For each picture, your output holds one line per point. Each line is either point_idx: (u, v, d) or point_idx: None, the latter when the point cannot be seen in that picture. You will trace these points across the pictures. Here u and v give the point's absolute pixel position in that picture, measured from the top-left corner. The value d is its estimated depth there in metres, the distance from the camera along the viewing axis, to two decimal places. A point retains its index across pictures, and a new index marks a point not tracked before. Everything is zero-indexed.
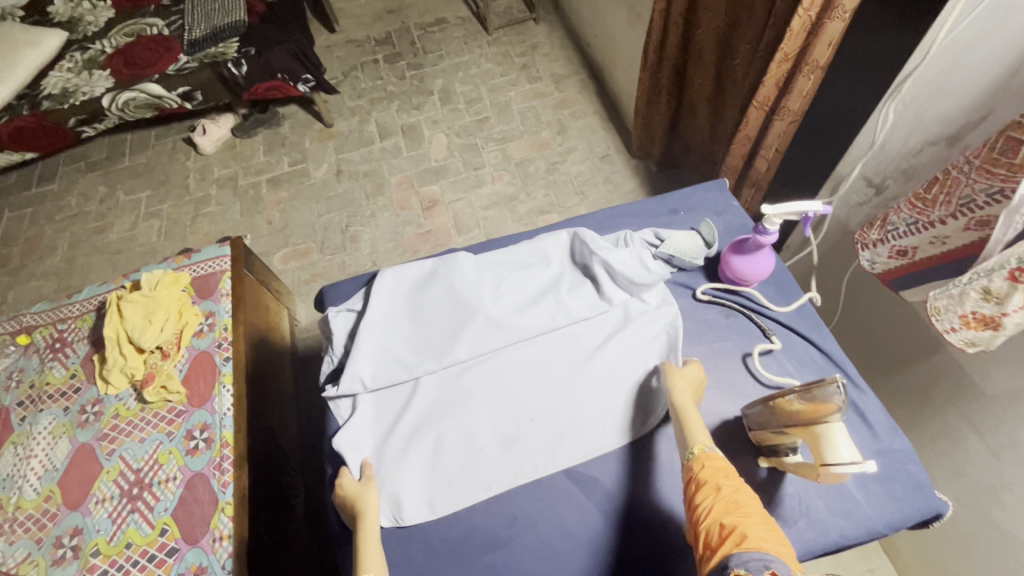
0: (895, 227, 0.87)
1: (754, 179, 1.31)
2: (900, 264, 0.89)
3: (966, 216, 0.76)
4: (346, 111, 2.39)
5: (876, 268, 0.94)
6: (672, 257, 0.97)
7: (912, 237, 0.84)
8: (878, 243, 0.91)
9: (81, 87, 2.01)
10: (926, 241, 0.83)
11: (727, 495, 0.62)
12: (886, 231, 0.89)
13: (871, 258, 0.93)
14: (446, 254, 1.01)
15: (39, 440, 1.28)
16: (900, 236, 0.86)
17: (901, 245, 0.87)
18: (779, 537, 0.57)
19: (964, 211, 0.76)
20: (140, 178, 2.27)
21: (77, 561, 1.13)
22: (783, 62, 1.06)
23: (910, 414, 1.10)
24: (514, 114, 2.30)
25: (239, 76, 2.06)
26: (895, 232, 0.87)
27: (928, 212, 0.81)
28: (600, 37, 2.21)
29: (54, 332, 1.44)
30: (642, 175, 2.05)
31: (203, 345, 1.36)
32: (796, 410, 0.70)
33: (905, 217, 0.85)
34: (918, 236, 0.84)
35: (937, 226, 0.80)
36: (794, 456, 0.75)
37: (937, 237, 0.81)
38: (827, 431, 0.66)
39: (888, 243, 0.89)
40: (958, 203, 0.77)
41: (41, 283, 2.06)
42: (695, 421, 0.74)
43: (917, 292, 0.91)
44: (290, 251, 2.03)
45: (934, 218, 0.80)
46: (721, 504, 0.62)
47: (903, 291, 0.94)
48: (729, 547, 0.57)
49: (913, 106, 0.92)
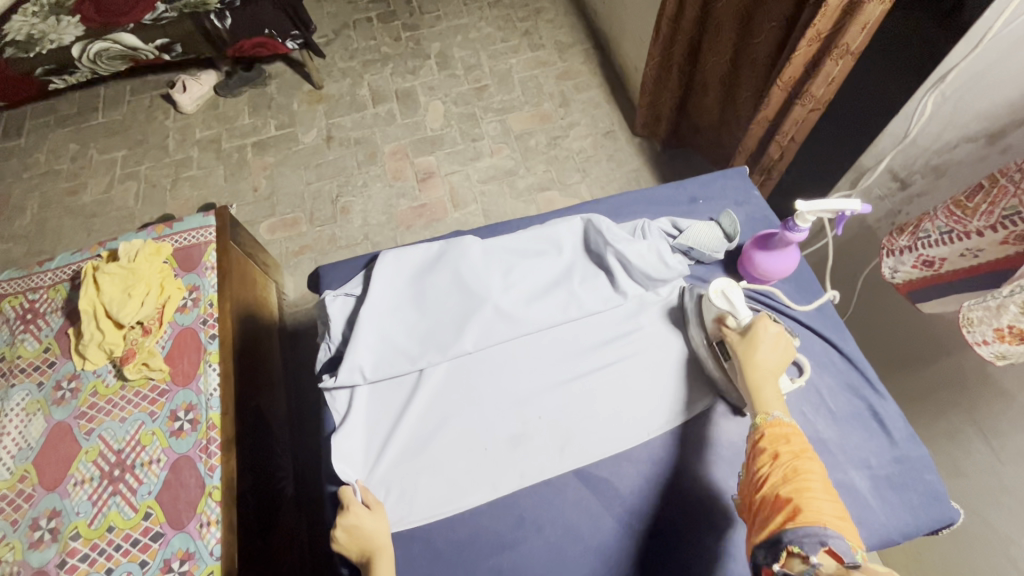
0: (926, 235, 0.83)
1: (768, 167, 1.29)
2: (926, 275, 0.86)
3: (1006, 229, 0.73)
4: (337, 72, 2.25)
5: (897, 276, 0.91)
6: (691, 250, 0.92)
7: (943, 247, 0.81)
8: (904, 251, 0.87)
9: (47, 34, 1.84)
10: (957, 252, 0.80)
11: (786, 463, 0.60)
12: (916, 238, 0.85)
13: (894, 266, 0.90)
14: (452, 238, 0.95)
15: (12, 417, 1.21)
16: (931, 245, 0.83)
17: (929, 254, 0.84)
18: (841, 510, 0.56)
19: (1005, 223, 0.73)
20: (115, 136, 2.13)
21: (55, 544, 1.08)
22: (813, 41, 0.99)
23: (917, 412, 1.09)
24: (515, 83, 2.19)
25: (223, 30, 1.90)
26: (926, 240, 0.83)
27: (965, 222, 0.78)
28: (609, 5, 2.10)
29: (25, 302, 1.35)
30: (647, 154, 1.99)
31: (187, 321, 1.29)
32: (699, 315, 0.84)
33: (939, 225, 0.81)
34: (949, 246, 0.80)
35: (973, 237, 0.77)
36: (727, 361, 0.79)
37: (970, 249, 0.78)
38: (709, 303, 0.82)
39: (916, 251, 0.85)
40: (1000, 215, 0.73)
41: (10, 245, 1.94)
42: (763, 383, 0.69)
43: (937, 303, 0.89)
44: (278, 221, 1.93)
45: (970, 229, 0.77)
46: (779, 474, 0.60)
47: (922, 302, 0.91)
48: (781, 519, 0.56)
49: (953, 99, 0.87)
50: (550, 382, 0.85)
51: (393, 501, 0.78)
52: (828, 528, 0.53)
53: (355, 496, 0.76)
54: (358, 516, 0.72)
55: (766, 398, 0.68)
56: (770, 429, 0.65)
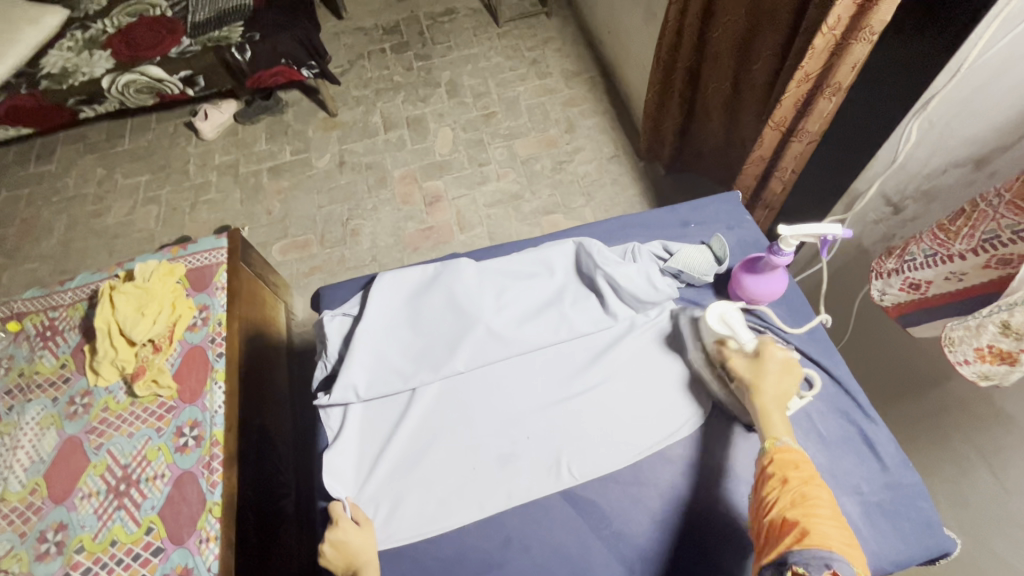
0: (913, 258, 0.84)
1: (770, 201, 1.29)
2: (913, 298, 0.86)
3: (987, 253, 0.73)
4: (351, 100, 2.35)
5: (886, 300, 0.91)
6: (681, 273, 0.93)
7: (929, 270, 0.81)
8: (892, 274, 0.88)
9: (81, 67, 1.98)
10: (942, 275, 0.80)
11: (794, 488, 0.60)
12: (903, 261, 0.86)
13: (882, 289, 0.90)
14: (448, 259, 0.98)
15: (27, 430, 1.26)
16: (916, 268, 0.83)
17: (915, 277, 0.84)
18: (847, 537, 0.56)
19: (987, 247, 0.73)
20: (140, 162, 2.23)
21: (60, 557, 1.11)
22: (802, 83, 1.02)
23: (921, 439, 1.07)
24: (522, 110, 2.26)
25: (243, 62, 2.00)
26: (912, 263, 0.84)
27: (948, 245, 0.78)
28: (613, 34, 2.16)
29: (45, 320, 1.41)
30: (651, 178, 2.01)
31: (196, 340, 1.34)
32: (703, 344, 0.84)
33: (924, 248, 0.82)
34: (934, 269, 0.80)
35: (956, 261, 0.77)
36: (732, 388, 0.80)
37: (954, 273, 0.78)
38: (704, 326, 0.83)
39: (902, 274, 0.86)
40: (981, 238, 0.73)
41: (36, 265, 2.03)
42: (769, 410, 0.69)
43: (925, 327, 0.89)
44: (290, 243, 1.99)
45: (953, 252, 0.77)
46: (786, 498, 0.60)
47: (912, 327, 0.91)
48: (788, 542, 0.56)
49: (939, 126, 0.88)
50: (540, 402, 0.86)
51: (382, 519, 0.79)
52: (836, 553, 0.54)
53: (344, 513, 0.77)
54: (347, 534, 0.74)
55: (772, 425, 0.68)
56: (779, 454, 0.64)
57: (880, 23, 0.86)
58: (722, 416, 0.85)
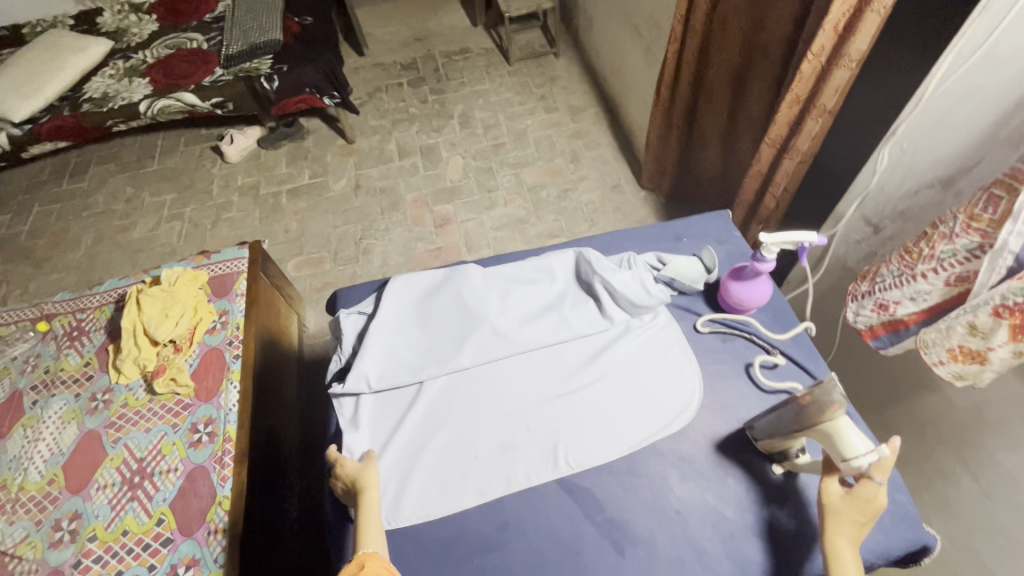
0: (882, 279, 0.90)
1: (765, 217, 1.38)
2: (884, 319, 0.92)
3: (947, 270, 0.79)
4: (369, 129, 2.49)
5: (861, 321, 0.96)
6: (673, 281, 1.00)
7: (896, 290, 0.87)
8: (865, 295, 0.94)
9: (120, 93, 2.13)
10: (908, 296, 0.86)
11: None
12: (875, 283, 0.92)
13: (856, 311, 0.96)
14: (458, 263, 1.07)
15: (49, 424, 1.31)
16: (886, 289, 0.89)
17: (885, 298, 0.90)
18: None
19: (946, 265, 0.79)
20: (167, 182, 2.36)
21: (73, 545, 1.15)
22: (794, 103, 1.13)
23: (908, 451, 1.10)
24: (530, 141, 2.38)
25: (270, 91, 2.15)
26: (883, 284, 0.90)
27: (913, 266, 0.84)
28: (617, 73, 2.31)
29: (73, 321, 1.49)
30: (651, 206, 2.11)
31: (214, 342, 1.41)
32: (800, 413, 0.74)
33: (893, 269, 0.88)
34: (901, 290, 0.87)
35: (921, 279, 0.83)
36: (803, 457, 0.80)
37: (920, 292, 0.84)
38: (834, 427, 0.68)
39: (874, 295, 0.92)
40: (939, 258, 0.80)
41: (62, 275, 2.13)
42: (843, 549, 0.66)
43: (900, 347, 0.94)
44: (305, 260, 2.09)
45: (917, 272, 0.83)
46: None
47: (888, 348, 0.96)
48: None
49: (909, 150, 0.97)
50: (540, 396, 0.92)
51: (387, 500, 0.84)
52: None
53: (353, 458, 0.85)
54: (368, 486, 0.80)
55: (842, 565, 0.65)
56: None
57: (858, 50, 0.96)
58: (710, 415, 0.90)
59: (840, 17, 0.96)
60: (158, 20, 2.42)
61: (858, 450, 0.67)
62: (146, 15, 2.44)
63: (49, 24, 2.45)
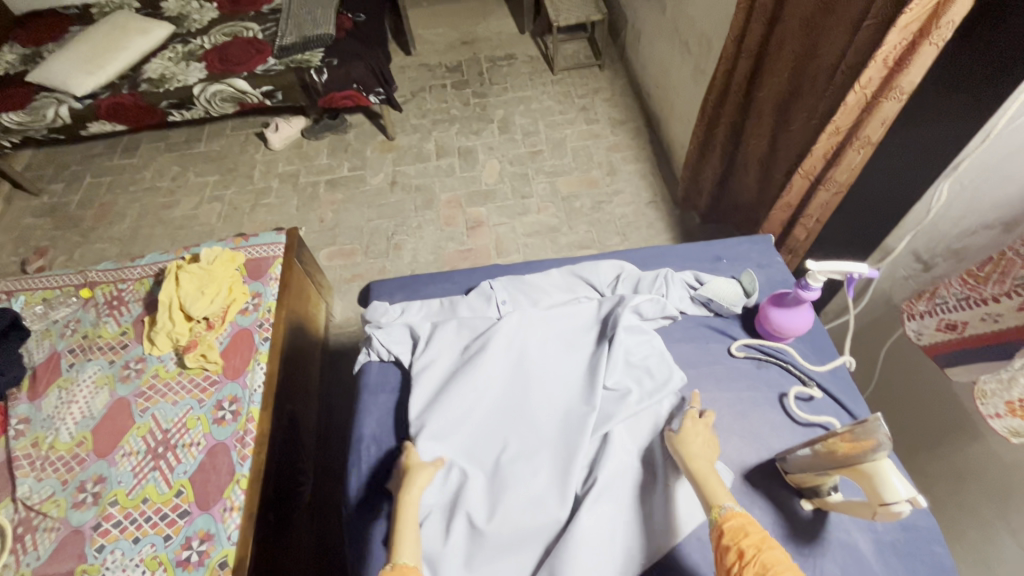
0: (944, 300, 0.91)
1: (792, 247, 1.36)
2: (947, 339, 0.92)
3: (1019, 295, 0.79)
4: (409, 127, 2.52)
5: (922, 339, 0.96)
6: (711, 301, 1.04)
7: (963, 311, 0.88)
8: (925, 315, 0.95)
9: (177, 75, 2.21)
10: (977, 317, 0.87)
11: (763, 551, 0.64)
12: (934, 303, 0.93)
13: (917, 329, 0.97)
14: (497, 279, 1.14)
15: (83, 387, 1.35)
16: (950, 310, 0.90)
17: (950, 318, 0.90)
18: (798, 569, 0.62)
19: (1018, 291, 0.79)
20: (212, 164, 2.43)
21: (95, 507, 1.18)
22: (833, 135, 1.09)
23: (942, 499, 1.05)
24: (567, 150, 2.38)
25: (319, 83, 2.20)
26: (944, 306, 0.91)
27: (980, 289, 0.85)
28: (661, 89, 2.29)
29: (114, 290, 1.53)
30: (685, 225, 2.08)
31: (245, 323, 1.43)
32: (839, 451, 0.71)
33: (955, 291, 0.89)
34: (969, 311, 0.87)
35: (990, 303, 0.84)
36: (837, 495, 0.78)
37: (989, 315, 0.84)
38: (877, 469, 0.66)
39: (936, 315, 0.93)
40: (1012, 282, 0.80)
41: (106, 246, 2.20)
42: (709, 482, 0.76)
43: (956, 373, 0.93)
44: (336, 250, 2.12)
45: (986, 295, 0.84)
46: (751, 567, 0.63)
47: (949, 370, 0.94)
48: None
49: (971, 187, 0.94)
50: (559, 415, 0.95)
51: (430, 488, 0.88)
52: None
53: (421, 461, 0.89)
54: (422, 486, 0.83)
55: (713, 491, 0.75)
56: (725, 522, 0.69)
57: (910, 84, 0.94)
58: (737, 441, 0.91)
59: (893, 49, 0.91)
60: (218, 8, 2.51)
61: (901, 495, 0.65)
62: (207, 3, 2.53)
63: (117, 6, 2.56)
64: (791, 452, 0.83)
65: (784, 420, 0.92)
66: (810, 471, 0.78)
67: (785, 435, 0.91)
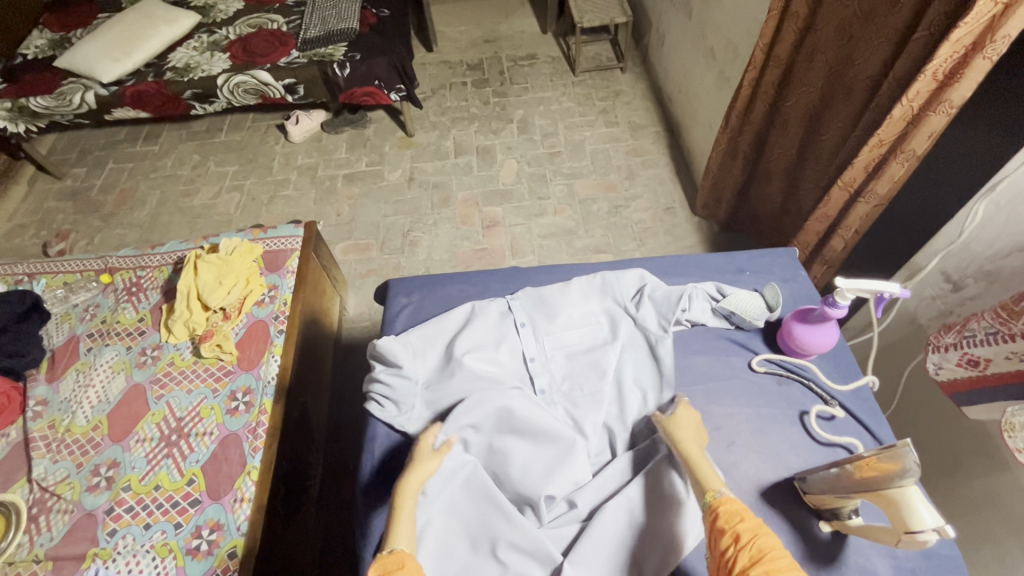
0: (972, 334, 0.88)
1: (828, 258, 1.32)
2: (968, 375, 0.90)
3: None
4: (429, 124, 2.52)
5: (941, 374, 0.94)
6: (732, 314, 1.03)
7: (988, 347, 0.86)
8: (950, 348, 0.92)
9: (201, 65, 2.22)
10: (1001, 354, 0.84)
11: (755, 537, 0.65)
12: (963, 336, 0.90)
13: (938, 362, 0.95)
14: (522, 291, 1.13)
15: (100, 372, 1.37)
16: (976, 344, 0.87)
17: (974, 353, 0.88)
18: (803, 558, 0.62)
19: None
20: (232, 154, 2.45)
21: (108, 492, 1.19)
22: (876, 147, 1.07)
23: (962, 526, 1.02)
24: (586, 153, 2.37)
25: (341, 77, 2.20)
26: (972, 339, 0.88)
27: (1010, 324, 0.82)
28: (684, 94, 2.27)
29: (133, 276, 1.55)
30: (704, 233, 2.05)
31: (261, 315, 1.44)
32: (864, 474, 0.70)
33: (985, 325, 0.86)
34: (994, 347, 0.85)
35: (1017, 340, 0.80)
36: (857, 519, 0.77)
37: (1012, 352, 0.82)
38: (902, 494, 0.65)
39: (961, 349, 0.90)
40: None
41: (126, 232, 2.23)
42: (703, 469, 0.78)
43: (978, 409, 0.91)
44: (352, 244, 2.12)
45: (1014, 331, 0.81)
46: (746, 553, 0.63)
47: (965, 407, 0.93)
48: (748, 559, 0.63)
49: (1006, 209, 0.91)
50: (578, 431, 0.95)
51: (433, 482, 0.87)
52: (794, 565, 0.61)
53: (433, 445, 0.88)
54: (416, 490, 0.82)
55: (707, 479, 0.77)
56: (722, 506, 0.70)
57: (961, 97, 0.92)
58: (756, 457, 0.89)
59: (943, 62, 0.89)
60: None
61: (926, 523, 0.63)
62: None
63: None
64: (811, 472, 0.82)
65: (804, 438, 0.91)
66: (830, 489, 0.76)
67: (804, 454, 0.90)
